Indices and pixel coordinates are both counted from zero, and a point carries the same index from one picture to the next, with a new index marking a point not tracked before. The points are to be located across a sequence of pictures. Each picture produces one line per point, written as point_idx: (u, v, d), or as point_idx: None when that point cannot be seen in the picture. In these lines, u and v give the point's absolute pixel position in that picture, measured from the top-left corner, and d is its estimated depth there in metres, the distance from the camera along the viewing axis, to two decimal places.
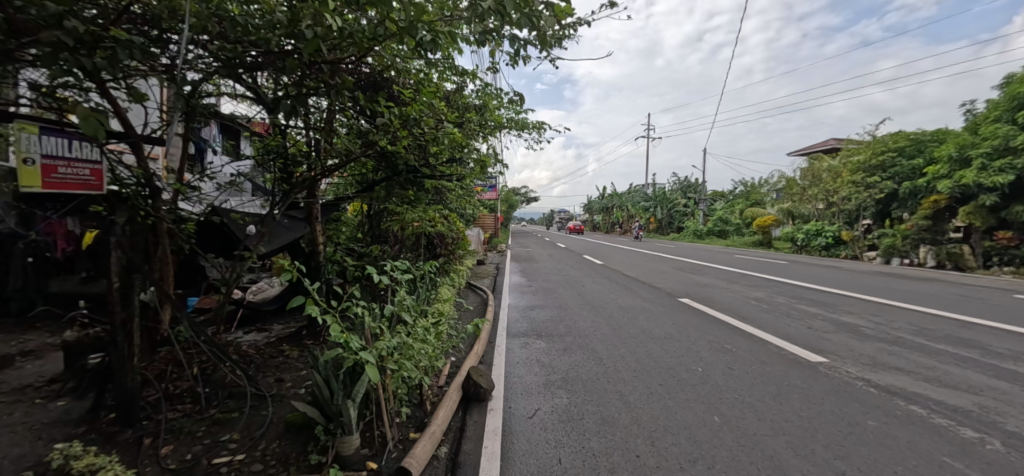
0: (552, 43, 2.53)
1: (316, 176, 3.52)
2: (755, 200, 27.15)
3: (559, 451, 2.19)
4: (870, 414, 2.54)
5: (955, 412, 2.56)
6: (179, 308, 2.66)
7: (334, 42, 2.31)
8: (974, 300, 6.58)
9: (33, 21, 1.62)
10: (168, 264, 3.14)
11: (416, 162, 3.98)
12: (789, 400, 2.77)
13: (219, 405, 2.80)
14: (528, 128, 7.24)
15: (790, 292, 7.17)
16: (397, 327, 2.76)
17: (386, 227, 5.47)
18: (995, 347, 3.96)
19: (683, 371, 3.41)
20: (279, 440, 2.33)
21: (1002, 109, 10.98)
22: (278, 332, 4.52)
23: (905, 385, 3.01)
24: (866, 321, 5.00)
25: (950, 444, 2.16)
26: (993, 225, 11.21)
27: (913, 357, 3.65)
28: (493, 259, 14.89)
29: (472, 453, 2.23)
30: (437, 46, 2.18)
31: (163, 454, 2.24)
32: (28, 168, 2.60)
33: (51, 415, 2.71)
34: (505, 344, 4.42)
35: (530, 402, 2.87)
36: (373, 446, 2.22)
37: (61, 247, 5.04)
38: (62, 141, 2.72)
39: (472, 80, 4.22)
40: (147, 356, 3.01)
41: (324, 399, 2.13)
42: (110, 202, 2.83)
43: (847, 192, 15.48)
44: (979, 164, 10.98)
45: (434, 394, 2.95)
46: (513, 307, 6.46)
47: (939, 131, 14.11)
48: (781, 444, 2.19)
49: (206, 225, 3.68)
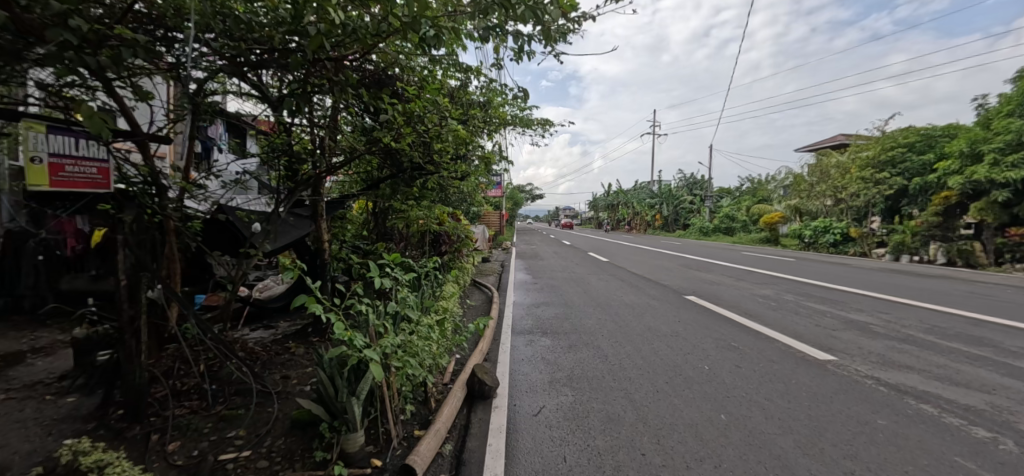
0: (557, 38, 2.51)
1: (321, 173, 3.55)
2: (762, 197, 26.92)
3: (564, 449, 2.18)
4: (880, 414, 2.50)
5: (968, 412, 2.50)
6: (185, 305, 2.72)
7: (338, 39, 2.29)
8: (986, 297, 6.48)
9: (38, 20, 1.62)
10: (176, 262, 3.15)
11: (420, 158, 3.97)
12: (797, 398, 2.74)
13: (225, 402, 2.82)
14: (534, 125, 7.23)
15: (797, 289, 7.11)
16: (401, 324, 2.76)
17: (392, 224, 5.49)
18: (1008, 344, 3.90)
19: (689, 369, 3.39)
20: (286, 437, 2.35)
21: (1016, 103, 10.63)
22: (285, 329, 4.55)
23: (916, 383, 2.96)
24: (876, 318, 4.94)
25: (961, 444, 2.13)
26: (1005, 221, 11.02)
27: (922, 355, 3.60)
28: (498, 256, 14.88)
29: (477, 450, 2.23)
30: (440, 42, 2.14)
31: (171, 450, 2.25)
32: (37, 167, 2.86)
33: (61, 411, 2.75)
34: (510, 341, 4.42)
35: (535, 400, 2.86)
36: (378, 443, 2.24)
37: (71, 244, 5.01)
38: (70, 141, 2.94)
39: (476, 76, 4.19)
40: (154, 353, 3.04)
41: (329, 396, 2.13)
42: (116, 200, 2.78)
43: (855, 189, 15.19)
44: (991, 159, 10.80)
45: (439, 391, 2.95)
46: (518, 304, 6.45)
47: (950, 125, 13.91)
48: (788, 443, 2.16)
49: (212, 223, 3.70)
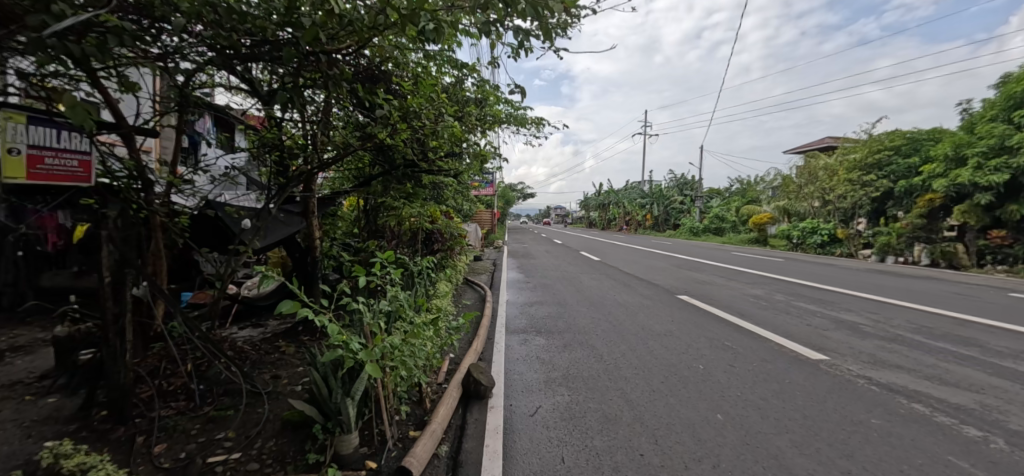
0: (556, 33, 2.46)
1: (312, 170, 3.52)
2: (752, 198, 27.34)
3: (562, 450, 2.16)
4: (873, 413, 2.52)
5: (958, 410, 2.54)
6: (173, 303, 2.60)
7: (333, 32, 2.27)
8: (971, 298, 6.62)
9: (18, 5, 1.56)
10: (162, 258, 3.18)
11: (415, 155, 3.92)
12: (791, 397, 2.76)
13: (214, 403, 2.74)
14: (527, 123, 7.21)
15: (787, 289, 7.19)
16: (395, 323, 2.71)
17: (384, 222, 5.43)
18: (993, 344, 3.99)
19: (685, 368, 3.39)
20: (277, 439, 2.28)
21: (999, 108, 10.90)
22: (274, 329, 4.45)
23: (907, 383, 3.00)
24: (866, 318, 5.01)
25: (954, 444, 2.15)
26: (988, 223, 11.30)
27: (913, 354, 3.65)
28: (491, 255, 14.76)
29: (473, 451, 2.19)
30: (439, 36, 2.07)
31: (156, 452, 2.19)
32: (12, 159, 2.31)
33: (42, 412, 2.66)
34: (505, 340, 4.39)
35: (531, 400, 2.83)
36: (372, 444, 2.17)
37: (53, 240, 4.85)
38: (52, 131, 2.48)
39: (472, 73, 4.11)
40: (141, 352, 2.99)
41: (322, 397, 2.08)
42: (100, 195, 2.71)
43: (842, 191, 15.54)
44: (974, 163, 11.02)
45: (435, 391, 2.91)
46: (512, 303, 6.41)
47: (936, 129, 14.19)
48: (785, 442, 2.17)
49: (199, 219, 3.63)
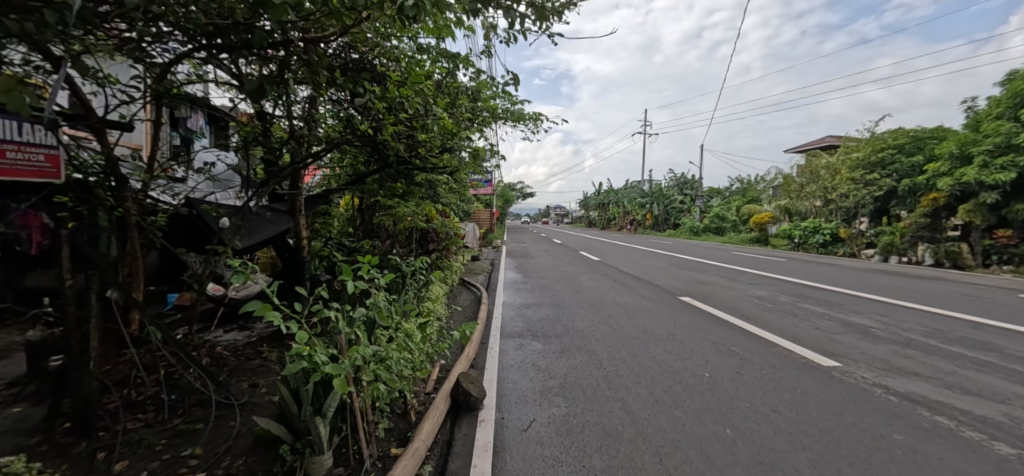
0: (552, 17, 2.28)
1: (297, 167, 3.29)
2: (752, 197, 27.17)
3: (557, 471, 1.97)
4: (894, 427, 2.34)
5: (985, 424, 2.37)
6: (141, 308, 2.41)
7: (309, 12, 2.06)
8: (980, 299, 6.46)
9: None
10: (138, 259, 2.98)
11: (406, 151, 3.74)
12: (805, 409, 2.58)
13: (184, 415, 2.56)
14: (524, 120, 7.02)
15: (791, 290, 7.01)
16: (379, 330, 2.51)
17: (378, 221, 5.28)
18: (1011, 349, 3.81)
19: (689, 376, 3.21)
20: (247, 456, 2.10)
21: (1006, 106, 10.72)
22: (261, 331, 4.29)
23: (926, 392, 2.82)
24: (876, 321, 4.83)
25: (985, 462, 1.97)
26: (993, 223, 11.14)
27: (928, 360, 3.48)
28: (490, 255, 14.54)
29: (460, 472, 2.01)
30: (422, 14, 1.88)
31: (116, 472, 2.01)
32: None
33: (3, 424, 2.49)
34: (500, 345, 4.21)
35: (525, 413, 2.66)
36: (348, 464, 1.99)
37: (36, 240, 4.65)
38: (10, 122, 2.21)
39: (466, 64, 3.93)
40: (112, 358, 2.82)
41: (292, 413, 1.90)
42: (73, 193, 2.53)
43: (845, 189, 15.25)
44: (980, 162, 10.84)
45: (421, 402, 2.73)
46: (509, 305, 6.24)
47: (939, 127, 14.04)
48: (802, 462, 1.99)
49: (176, 217, 3.44)
